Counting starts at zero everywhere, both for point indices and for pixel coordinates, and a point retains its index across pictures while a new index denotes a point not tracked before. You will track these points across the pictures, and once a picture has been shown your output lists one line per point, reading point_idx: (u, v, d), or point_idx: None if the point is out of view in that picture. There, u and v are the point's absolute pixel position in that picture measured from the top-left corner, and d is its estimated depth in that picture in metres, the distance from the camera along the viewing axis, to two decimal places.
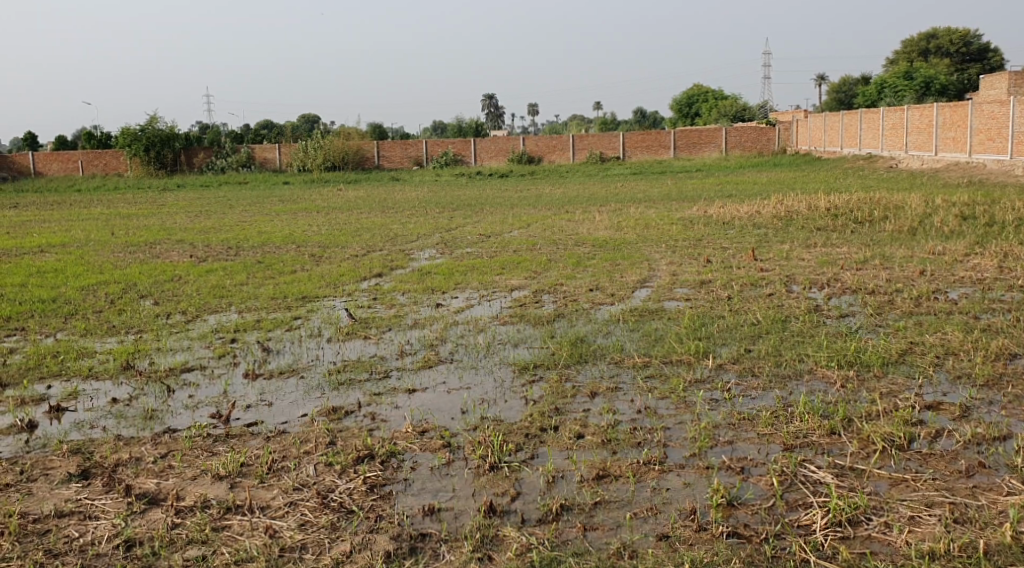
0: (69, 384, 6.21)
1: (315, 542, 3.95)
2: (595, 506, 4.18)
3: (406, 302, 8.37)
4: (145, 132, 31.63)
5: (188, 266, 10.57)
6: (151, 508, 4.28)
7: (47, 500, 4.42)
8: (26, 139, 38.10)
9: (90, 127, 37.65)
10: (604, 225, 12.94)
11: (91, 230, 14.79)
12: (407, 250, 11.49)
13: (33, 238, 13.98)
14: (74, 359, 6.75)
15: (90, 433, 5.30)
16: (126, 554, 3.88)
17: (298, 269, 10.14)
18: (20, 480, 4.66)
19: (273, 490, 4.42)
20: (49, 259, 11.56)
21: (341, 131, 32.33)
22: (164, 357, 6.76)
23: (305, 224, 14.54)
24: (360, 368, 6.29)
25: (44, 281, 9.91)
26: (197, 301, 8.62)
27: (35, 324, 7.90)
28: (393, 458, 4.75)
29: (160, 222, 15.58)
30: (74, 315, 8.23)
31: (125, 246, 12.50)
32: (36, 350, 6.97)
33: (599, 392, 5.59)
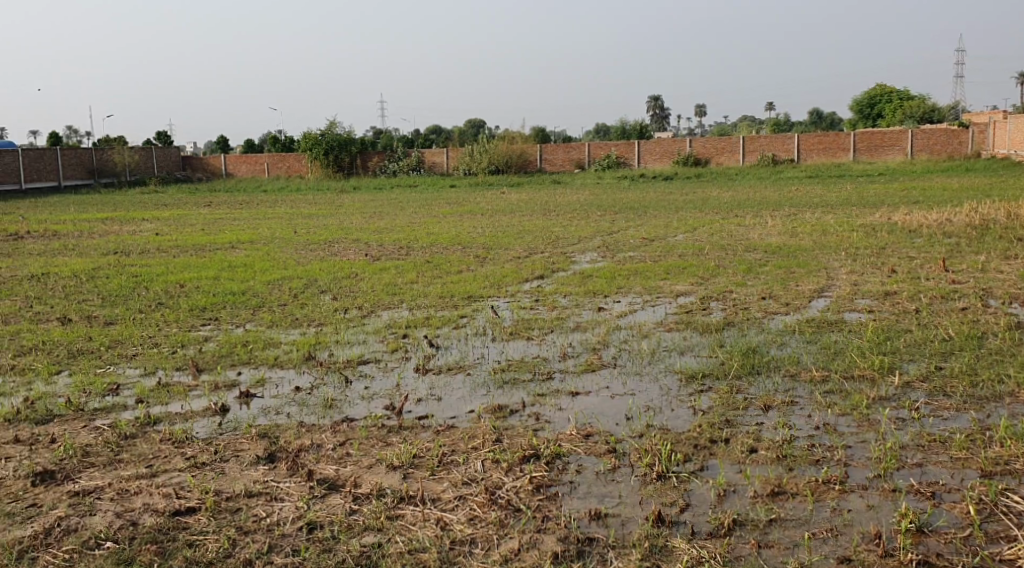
0: (257, 372, 6.60)
1: (484, 537, 3.99)
2: (769, 524, 4.01)
3: (569, 305, 8.36)
4: (325, 137, 33.54)
5: (362, 263, 11.03)
6: (329, 493, 4.47)
7: (239, 480, 4.70)
8: (219, 143, 41.12)
9: (277, 132, 40.14)
10: (778, 231, 12.49)
11: (276, 228, 15.72)
12: (570, 253, 11.51)
13: (224, 234, 15.03)
14: (261, 348, 7.18)
15: (276, 418, 5.61)
16: (308, 536, 4.06)
17: (464, 269, 10.35)
18: (214, 459, 4.99)
19: (443, 482, 4.50)
20: (238, 254, 12.40)
21: (506, 134, 32.95)
22: (342, 349, 7.07)
23: (472, 226, 14.85)
24: (524, 368, 6.32)
25: (233, 275, 10.59)
26: (371, 297, 8.96)
27: (226, 315, 8.47)
28: (559, 459, 4.74)
29: (336, 222, 16.37)
30: (261, 307, 8.76)
31: (306, 244, 13.21)
32: (228, 340, 7.46)
33: (774, 405, 5.37)
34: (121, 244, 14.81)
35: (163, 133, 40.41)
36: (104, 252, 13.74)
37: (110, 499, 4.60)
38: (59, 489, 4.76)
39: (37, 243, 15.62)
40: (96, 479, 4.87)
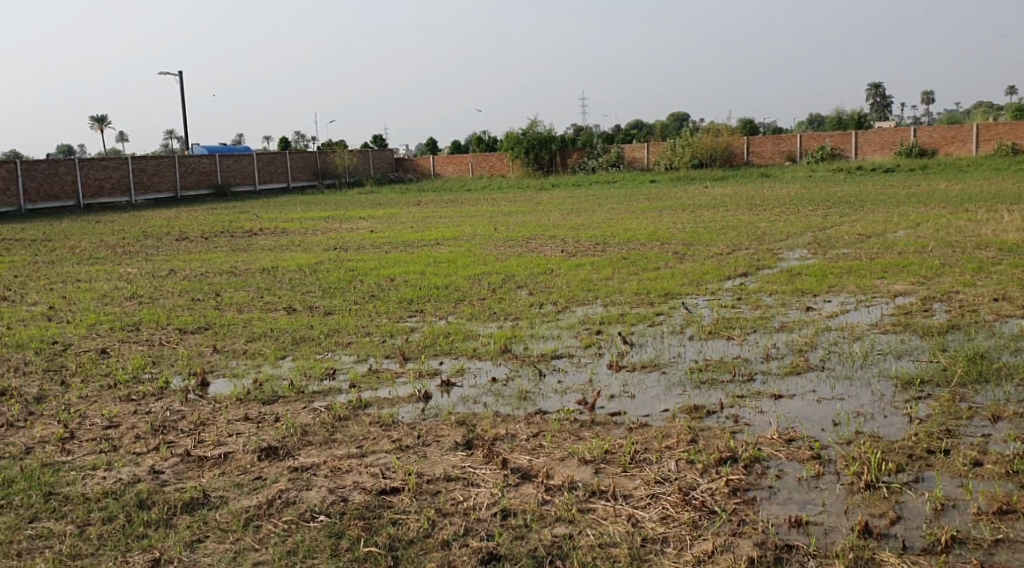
0: (457, 362, 6.85)
1: (676, 537, 3.91)
2: (995, 545, 3.66)
3: (773, 304, 8.04)
4: (527, 136, 34.55)
5: (560, 259, 11.17)
6: (524, 482, 4.54)
7: (438, 464, 4.89)
8: (430, 145, 43.13)
9: (482, 133, 41.61)
10: (1015, 227, 11.36)
11: (478, 225, 16.22)
12: (776, 249, 11.07)
13: (430, 231, 15.69)
14: (462, 341, 7.43)
15: (474, 407, 5.80)
16: (502, 522, 4.14)
17: (663, 266, 10.21)
18: (416, 444, 5.23)
19: (636, 479, 4.46)
20: (443, 250, 12.92)
21: (711, 127, 32.22)
22: (538, 343, 7.19)
23: (671, 222, 14.63)
24: (723, 368, 6.15)
25: (438, 270, 11.05)
26: (567, 293, 9.03)
27: (431, 307, 8.85)
28: (757, 463, 4.56)
29: (536, 219, 16.65)
30: (462, 301, 9.06)
31: (506, 240, 13.53)
32: (432, 331, 7.80)
33: (1003, 416, 4.90)
34: (337, 240, 15.82)
35: (378, 135, 42.79)
36: (324, 248, 14.73)
37: (324, 476, 4.92)
38: (280, 464, 5.14)
39: (266, 239, 16.99)
40: (312, 456, 5.22)
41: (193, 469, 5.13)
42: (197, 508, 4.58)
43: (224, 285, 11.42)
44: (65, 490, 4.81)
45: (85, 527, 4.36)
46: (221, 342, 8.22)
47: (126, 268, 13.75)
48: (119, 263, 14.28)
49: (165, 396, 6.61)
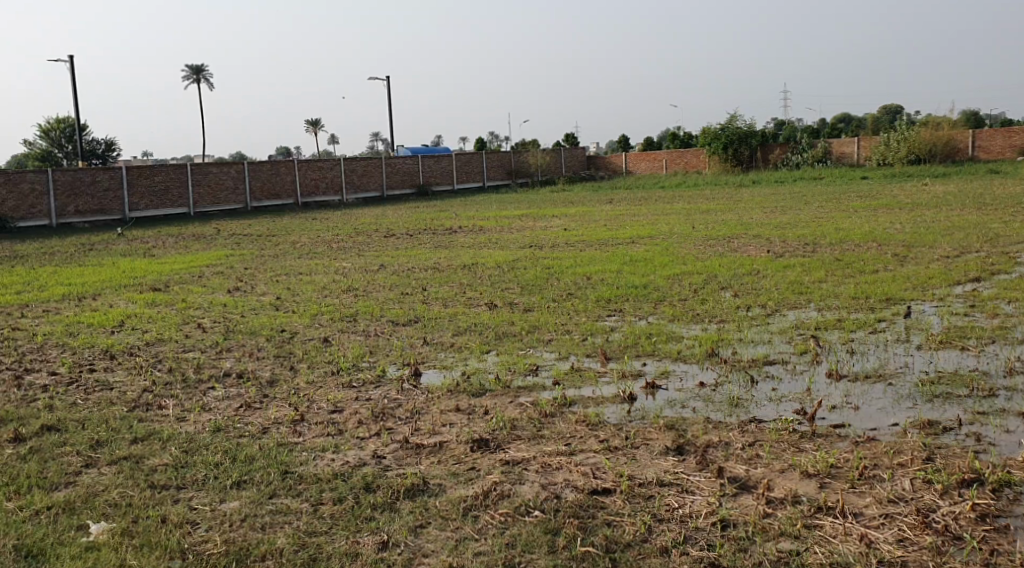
0: (662, 364, 6.75)
1: (918, 563, 3.65)
2: None
3: (1013, 313, 7.35)
4: (726, 130, 33.83)
5: (765, 260, 10.77)
6: (742, 493, 4.39)
7: (650, 468, 4.82)
8: (623, 141, 43.07)
9: (677, 130, 41.15)
10: None
11: (676, 223, 15.92)
12: (1011, 253, 10.14)
13: (627, 230, 15.58)
14: (665, 342, 7.32)
15: (682, 411, 5.68)
16: (722, 533, 4.01)
17: (880, 269, 9.60)
18: (626, 445, 5.18)
19: (867, 497, 4.20)
20: (641, 248, 12.79)
21: (930, 119, 30.08)
22: (747, 348, 6.95)
23: (887, 221, 13.75)
24: (959, 382, 5.68)
25: (636, 268, 10.97)
26: (776, 295, 8.67)
27: (631, 307, 8.78)
28: (1006, 488, 4.17)
29: (738, 218, 16.13)
30: (664, 301, 8.93)
31: (705, 239, 13.23)
32: (633, 331, 7.73)
33: None
34: (535, 238, 16.00)
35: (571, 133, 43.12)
36: (522, 245, 14.97)
37: (536, 472, 4.96)
38: (493, 457, 5.25)
39: (466, 236, 17.50)
40: (524, 451, 5.29)
41: (411, 456, 5.34)
42: (418, 495, 4.76)
43: (429, 280, 11.84)
44: (298, 470, 5.14)
45: (318, 506, 4.64)
46: (430, 334, 8.52)
47: (340, 262, 14.58)
48: (334, 258, 15.15)
49: (382, 384, 6.93)
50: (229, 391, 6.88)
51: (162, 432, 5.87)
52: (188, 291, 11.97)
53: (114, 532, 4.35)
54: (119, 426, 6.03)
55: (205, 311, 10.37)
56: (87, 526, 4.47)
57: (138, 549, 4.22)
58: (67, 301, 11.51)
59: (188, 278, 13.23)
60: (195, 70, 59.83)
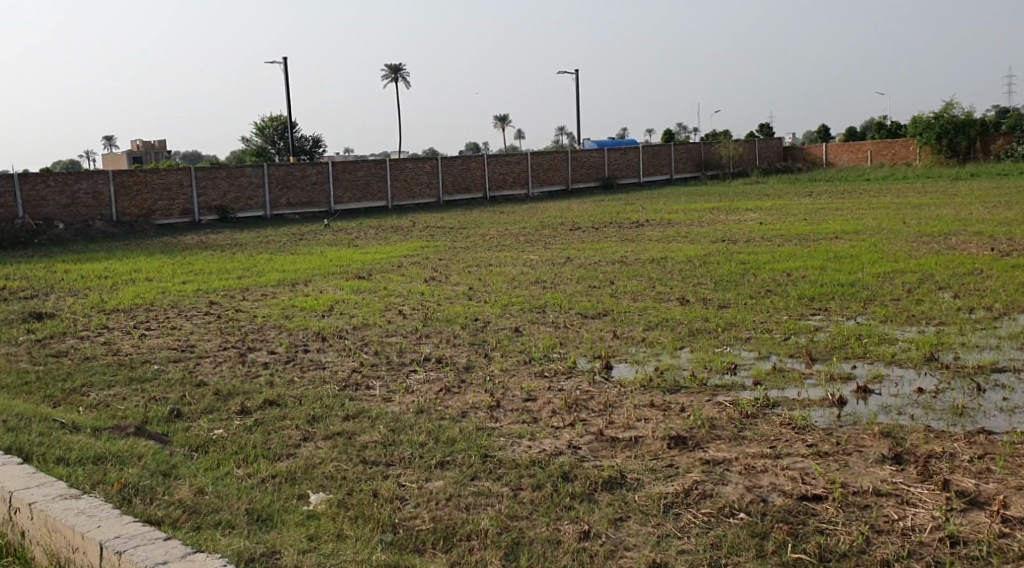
0: (874, 367, 6.37)
1: None
2: None
3: None
4: (940, 120, 31.60)
5: (988, 259, 9.92)
6: (972, 509, 4.07)
7: (865, 476, 4.55)
8: (823, 132, 41.17)
9: (883, 120, 38.87)
10: None
11: (884, 219, 14.98)
12: None
13: (829, 225, 14.84)
14: (876, 344, 6.90)
15: (899, 418, 5.33)
16: (951, 550, 3.74)
17: None
18: (836, 451, 4.92)
19: None
20: (845, 245, 12.15)
21: None
22: (971, 353, 6.44)
23: None
24: None
25: (841, 265, 10.42)
26: (1002, 297, 7.98)
27: (836, 306, 8.36)
28: None
29: (954, 213, 14.97)
30: (872, 301, 8.43)
31: (918, 236, 12.37)
32: (840, 331, 7.35)
33: None
34: (728, 232, 15.55)
35: (767, 124, 41.68)
36: (715, 240, 14.57)
37: (739, 472, 4.80)
38: (692, 455, 5.13)
39: (656, 230, 17.26)
40: (724, 451, 5.13)
41: (607, 449, 5.30)
42: (616, 487, 4.72)
43: (619, 274, 11.76)
44: (497, 454, 5.24)
45: (518, 491, 4.71)
46: (621, 328, 8.46)
47: (531, 254, 14.77)
48: (524, 251, 15.36)
49: (575, 376, 6.94)
50: (430, 375, 7.12)
51: (370, 411, 6.16)
52: (389, 279, 12.51)
53: (332, 503, 4.60)
54: (331, 404, 6.37)
55: (405, 299, 10.80)
56: (306, 496, 4.76)
57: (353, 520, 4.44)
58: (281, 286, 12.33)
59: (389, 268, 13.81)
60: (393, 69, 62.51)
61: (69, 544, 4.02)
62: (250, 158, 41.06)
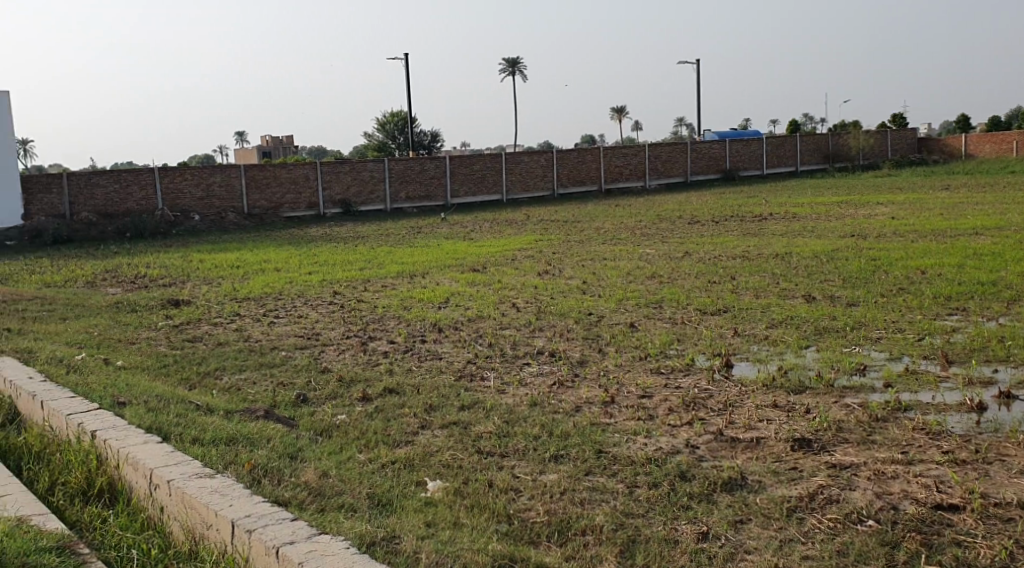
0: (1018, 372, 6.00)
1: None
2: None
3: None
4: None
5: None
6: None
7: (1008, 488, 4.29)
8: (961, 123, 39.11)
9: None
10: None
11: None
12: None
13: (968, 220, 14.08)
14: (1020, 348, 6.50)
15: None
16: None
17: None
18: (975, 459, 4.66)
19: None
20: (985, 241, 11.49)
21: None
22: None
23: None
24: None
25: (981, 263, 9.86)
26: None
27: (975, 306, 7.91)
28: None
29: None
30: (1016, 302, 7.94)
31: None
32: (980, 333, 6.95)
33: None
34: (856, 227, 14.96)
35: (900, 114, 39.89)
36: (842, 235, 14.04)
37: (867, 478, 4.60)
38: (817, 458, 4.94)
39: (779, 224, 16.77)
40: (852, 455, 4.92)
41: (726, 449, 5.17)
42: (737, 489, 4.60)
43: (739, 269, 11.48)
44: (613, 450, 5.19)
45: (634, 488, 4.65)
46: (741, 325, 8.25)
47: (647, 248, 14.58)
48: (640, 245, 15.18)
49: (693, 373, 6.81)
50: (545, 368, 7.12)
51: (485, 402, 6.21)
52: (504, 272, 12.60)
53: (449, 492, 4.66)
54: (448, 394, 6.46)
55: (519, 292, 10.85)
56: (424, 484, 4.84)
57: (470, 509, 4.48)
58: (399, 278, 12.58)
59: (504, 261, 13.90)
60: (511, 64, 62.87)
61: (204, 520, 4.22)
62: (372, 152, 42.10)
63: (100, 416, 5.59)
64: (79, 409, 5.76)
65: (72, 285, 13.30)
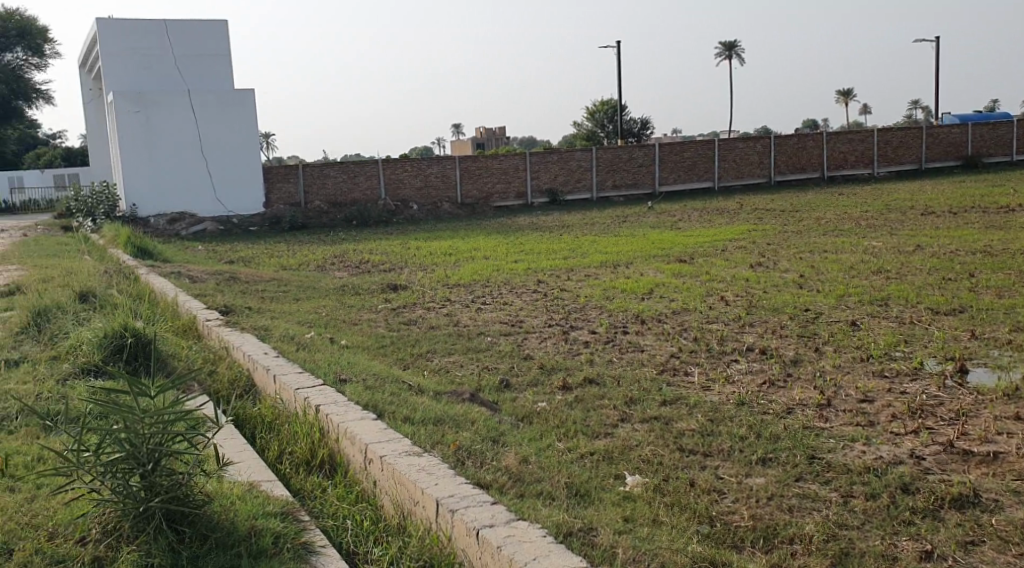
0: None
1: None
2: None
3: None
4: None
5: None
6: None
7: None
8: None
9: None
10: None
11: None
12: None
13: None
14: None
15: None
16: None
17: None
18: None
19: None
20: None
21: None
22: None
23: None
24: None
25: None
26: None
27: None
28: None
29: None
30: None
31: None
32: None
33: None
34: None
35: None
36: None
37: None
38: None
39: None
40: None
41: (957, 462, 4.73)
42: (968, 507, 4.19)
43: (979, 265, 10.47)
44: (826, 457, 4.89)
45: (849, 499, 4.35)
46: (980, 327, 7.51)
47: (872, 241, 13.66)
48: (864, 236, 14.25)
49: (921, 378, 6.28)
50: (753, 366, 6.83)
51: (689, 399, 6.04)
52: (713, 263, 12.21)
53: (649, 487, 4.57)
54: (650, 387, 6.34)
55: (728, 284, 10.49)
56: (623, 477, 4.78)
57: (669, 507, 4.37)
58: (604, 267, 12.54)
59: (714, 251, 13.51)
60: (728, 47, 60.86)
61: (412, 498, 4.36)
62: (583, 141, 42.30)
63: (322, 392, 5.94)
64: (303, 384, 6.16)
65: (303, 268, 14.31)
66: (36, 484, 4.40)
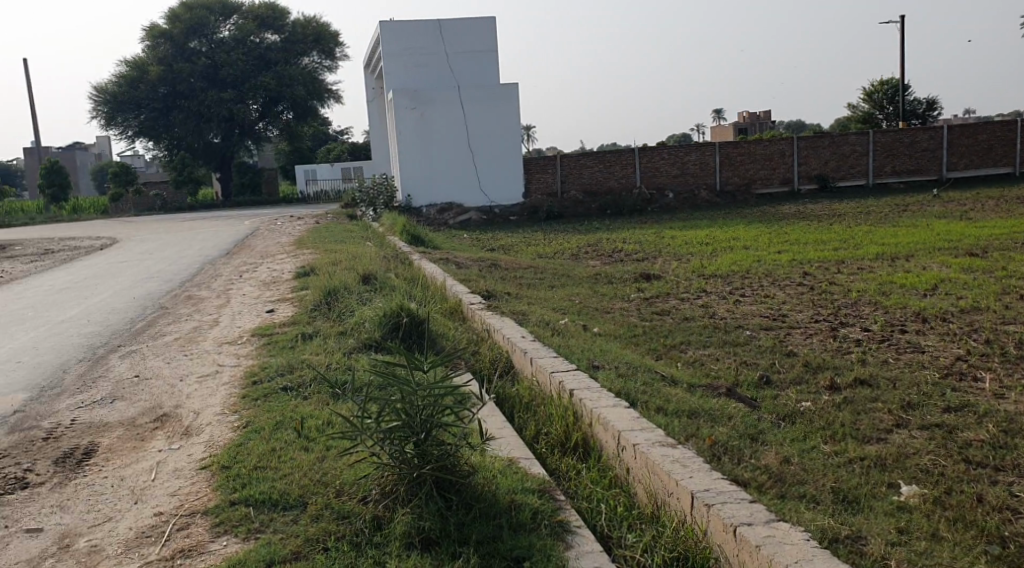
0: None
1: None
2: None
3: None
4: None
5: None
6: None
7: None
8: None
9: None
10: None
11: None
12: None
13: None
14: None
15: None
16: None
17: None
18: None
19: None
20: None
21: None
22: None
23: None
24: None
25: None
26: None
27: None
28: None
29: None
30: None
31: None
32: None
33: None
34: None
35: None
36: None
37: None
38: None
39: None
40: None
41: None
42: None
43: None
44: None
45: None
46: None
47: None
48: None
49: None
50: None
51: (977, 406, 5.49)
52: (1009, 258, 10.98)
53: (927, 499, 4.20)
54: (931, 392, 5.83)
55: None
56: (897, 486, 4.44)
57: (951, 522, 4.00)
58: (879, 260, 11.69)
59: (1010, 244, 12.16)
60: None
61: (666, 488, 4.31)
62: (858, 124, 39.63)
63: (578, 377, 6.04)
64: (559, 368, 6.30)
65: (561, 256, 14.62)
66: (325, 445, 4.83)
